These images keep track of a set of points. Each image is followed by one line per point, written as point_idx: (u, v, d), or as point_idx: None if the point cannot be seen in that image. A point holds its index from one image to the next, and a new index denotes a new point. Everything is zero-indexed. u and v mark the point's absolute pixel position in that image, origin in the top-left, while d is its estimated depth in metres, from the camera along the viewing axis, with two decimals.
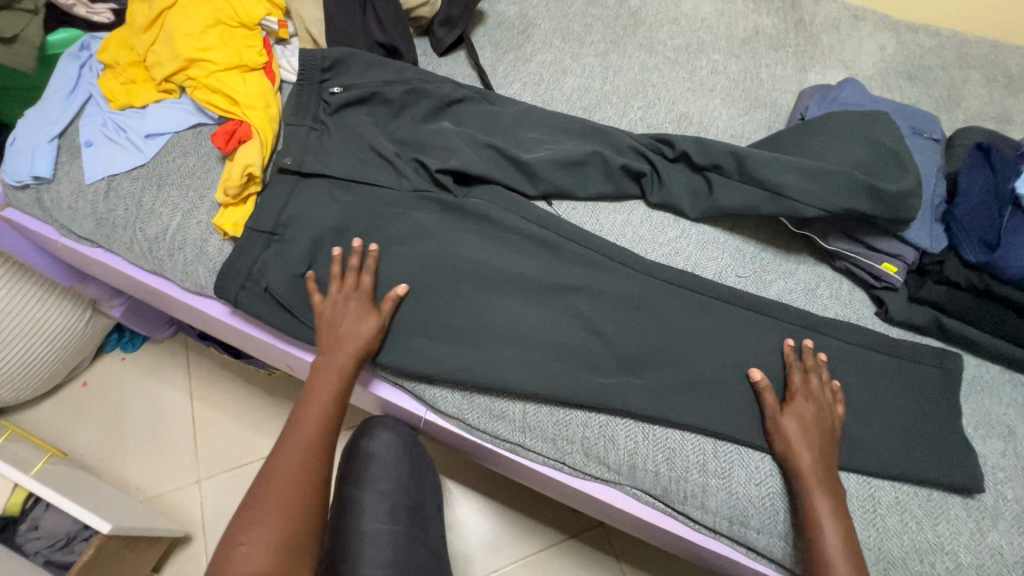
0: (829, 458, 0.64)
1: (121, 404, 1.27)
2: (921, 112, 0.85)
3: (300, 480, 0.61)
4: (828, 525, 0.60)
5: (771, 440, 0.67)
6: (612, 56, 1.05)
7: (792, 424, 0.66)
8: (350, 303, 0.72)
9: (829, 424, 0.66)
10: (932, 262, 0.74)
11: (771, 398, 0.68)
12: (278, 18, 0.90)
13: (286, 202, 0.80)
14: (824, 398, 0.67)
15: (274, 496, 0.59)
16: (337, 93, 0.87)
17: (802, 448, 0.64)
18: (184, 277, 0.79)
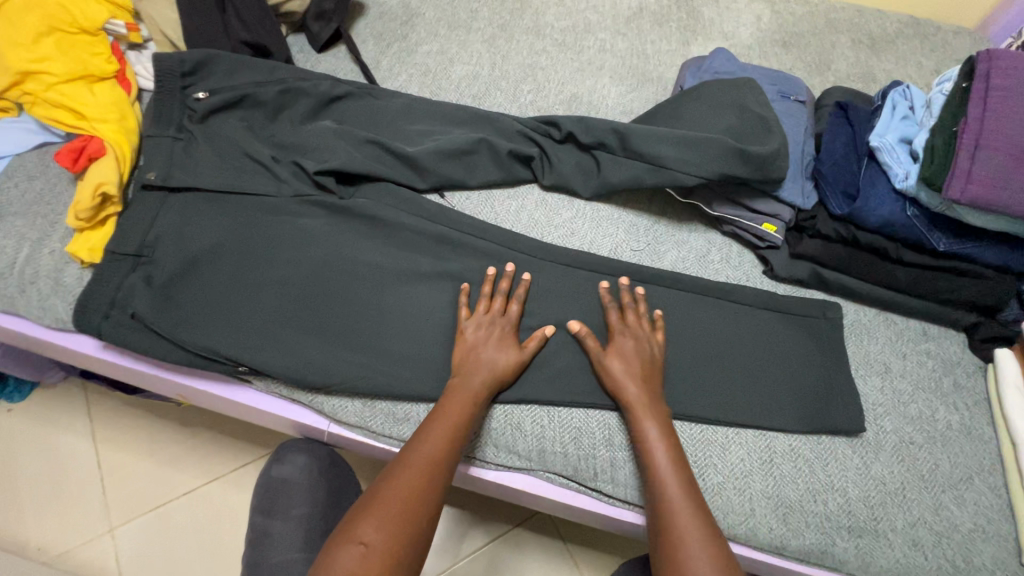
0: (655, 391, 0.67)
1: (12, 459, 1.15)
2: (788, 76, 0.88)
3: (419, 482, 0.60)
4: (663, 450, 0.63)
5: (601, 381, 0.69)
6: (500, 42, 1.04)
7: (615, 362, 0.68)
8: (496, 327, 0.71)
9: (646, 360, 0.69)
10: (807, 218, 0.78)
11: (592, 343, 0.70)
12: (125, 21, 0.83)
13: (152, 218, 0.74)
14: (638, 334, 0.71)
15: (393, 500, 0.58)
16: (201, 99, 0.80)
17: (632, 384, 0.67)
18: (40, 313, 0.71)
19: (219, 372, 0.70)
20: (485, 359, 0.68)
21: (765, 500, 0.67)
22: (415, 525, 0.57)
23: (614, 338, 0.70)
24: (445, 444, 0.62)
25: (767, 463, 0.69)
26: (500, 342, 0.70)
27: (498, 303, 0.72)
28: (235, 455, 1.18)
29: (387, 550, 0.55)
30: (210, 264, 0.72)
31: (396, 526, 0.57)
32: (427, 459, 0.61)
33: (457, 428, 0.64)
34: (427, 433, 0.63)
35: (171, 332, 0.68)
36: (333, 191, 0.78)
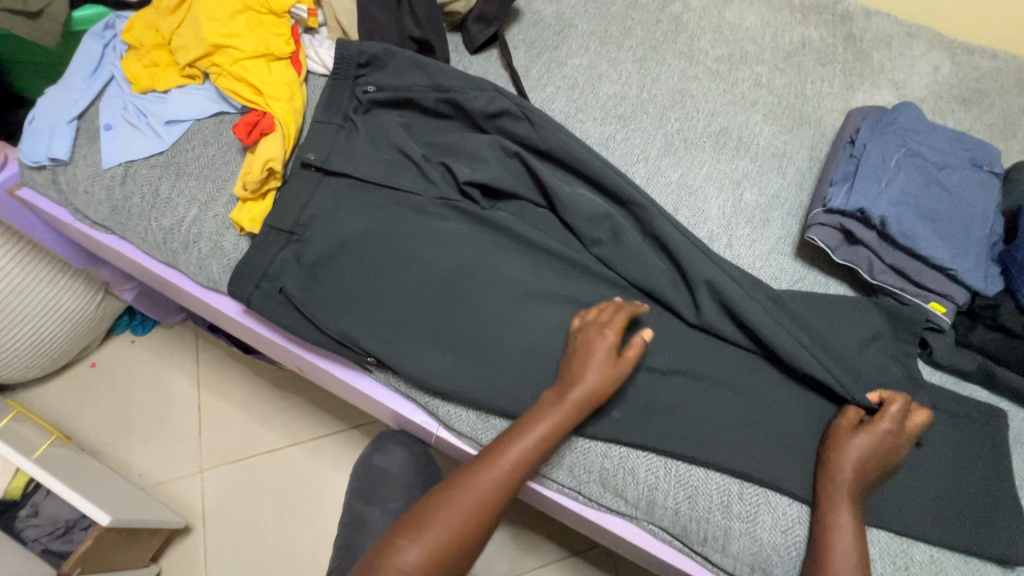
0: (875, 472, 0.62)
1: (128, 387, 1.26)
2: (982, 143, 0.79)
3: (479, 494, 0.58)
4: (846, 520, 0.59)
5: (824, 449, 0.64)
6: (651, 63, 1.01)
7: (859, 435, 0.62)
8: (600, 338, 0.65)
9: (892, 460, 0.62)
10: (985, 305, 0.70)
11: (845, 426, 0.64)
12: (308, 6, 0.88)
13: (305, 199, 0.77)
14: (911, 438, 0.63)
15: (451, 504, 0.58)
16: (371, 93, 0.83)
17: (852, 466, 0.61)
18: (197, 271, 0.76)
19: (347, 358, 0.72)
20: (585, 372, 0.63)
21: None
22: (463, 540, 0.57)
23: (875, 433, 0.62)
24: (522, 459, 0.60)
25: (901, 570, 0.62)
26: (602, 353, 0.64)
27: (610, 310, 0.67)
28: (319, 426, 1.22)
29: (446, 555, 0.56)
30: (354, 252, 0.74)
31: (459, 532, 0.57)
32: (500, 472, 0.59)
33: (540, 441, 0.61)
34: (506, 444, 0.61)
35: (312, 313, 0.70)
36: (476, 201, 0.78)
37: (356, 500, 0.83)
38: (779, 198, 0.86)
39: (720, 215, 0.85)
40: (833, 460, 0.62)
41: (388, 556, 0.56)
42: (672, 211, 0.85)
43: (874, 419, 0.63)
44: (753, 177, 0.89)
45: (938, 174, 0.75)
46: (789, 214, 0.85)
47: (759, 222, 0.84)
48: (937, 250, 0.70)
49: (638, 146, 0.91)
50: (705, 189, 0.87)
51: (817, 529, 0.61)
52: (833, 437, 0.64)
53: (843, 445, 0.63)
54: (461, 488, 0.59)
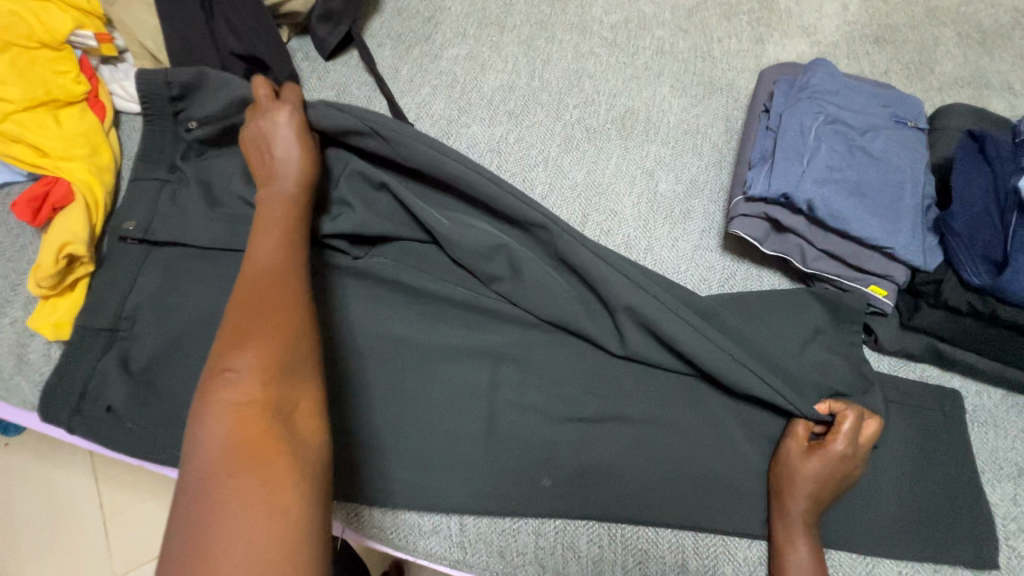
0: (831, 496, 0.56)
1: (9, 499, 1.08)
2: (901, 96, 0.72)
3: (273, 286, 0.46)
4: (804, 557, 0.53)
5: (775, 472, 0.58)
6: (539, 42, 0.88)
7: (813, 460, 0.56)
8: (278, 117, 0.58)
9: (849, 477, 0.56)
10: (926, 282, 0.63)
11: (796, 445, 0.58)
12: (95, 31, 0.69)
13: (127, 281, 0.61)
14: (867, 451, 0.57)
15: (248, 333, 0.42)
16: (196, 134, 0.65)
17: (805, 493, 0.55)
18: (5, 395, 0.60)
19: None
20: (281, 157, 0.56)
21: None
22: (288, 343, 0.43)
23: (831, 452, 0.56)
24: (281, 242, 0.50)
25: None
26: (292, 136, 0.57)
27: (263, 93, 0.59)
28: None
29: (279, 354, 0.42)
30: (201, 342, 0.59)
31: (277, 309, 0.44)
32: (275, 255, 0.49)
33: (280, 226, 0.52)
34: (253, 247, 0.50)
35: (157, 430, 0.56)
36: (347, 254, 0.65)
37: None
38: (698, 184, 0.77)
39: (635, 214, 0.74)
40: (783, 489, 0.56)
41: (206, 432, 0.38)
42: (582, 219, 0.74)
43: (828, 437, 0.56)
44: (667, 162, 0.78)
45: (862, 138, 0.67)
46: (710, 201, 0.76)
47: (679, 215, 0.74)
48: (871, 228, 0.62)
49: (535, 145, 0.79)
50: (616, 186, 0.76)
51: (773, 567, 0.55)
52: (784, 458, 0.57)
53: (795, 470, 0.56)
54: (249, 301, 0.44)
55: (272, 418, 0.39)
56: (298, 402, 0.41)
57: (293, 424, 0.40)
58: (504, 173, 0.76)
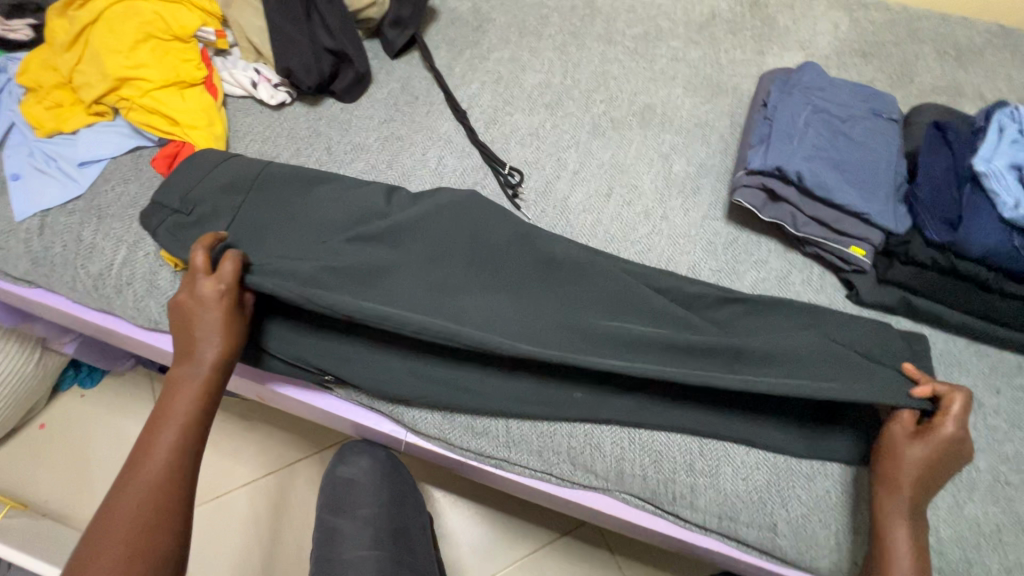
0: (936, 482, 0.60)
1: (86, 443, 1.17)
2: (878, 94, 0.85)
3: (163, 484, 0.56)
4: (901, 529, 0.58)
5: (880, 453, 0.62)
6: (571, 49, 1.03)
7: (918, 448, 0.60)
8: (202, 293, 0.62)
9: (953, 464, 0.60)
10: (898, 244, 0.74)
11: (902, 429, 0.62)
12: (214, 28, 0.85)
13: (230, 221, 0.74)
14: (970, 442, 0.60)
15: (121, 532, 0.53)
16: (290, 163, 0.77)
17: (911, 475, 0.59)
18: (136, 314, 0.74)
19: (305, 379, 0.72)
20: (198, 342, 0.62)
21: (850, 535, 0.65)
22: (153, 549, 0.53)
23: (937, 441, 0.59)
24: (182, 430, 0.59)
25: (854, 497, 0.66)
26: (214, 323, 0.62)
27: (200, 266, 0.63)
28: (284, 453, 1.14)
29: (139, 569, 0.52)
30: None
31: (145, 536, 0.53)
32: (163, 457, 0.58)
33: (179, 417, 0.59)
34: (151, 441, 0.59)
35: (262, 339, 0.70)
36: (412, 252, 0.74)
37: (326, 512, 0.86)
38: (707, 166, 0.90)
39: (652, 189, 0.88)
40: (893, 475, 0.60)
41: None
42: (608, 191, 0.87)
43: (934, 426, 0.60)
44: (680, 149, 0.92)
45: (843, 126, 0.80)
46: (717, 180, 0.89)
47: (690, 190, 0.88)
48: (850, 197, 0.75)
49: (568, 132, 0.93)
50: (636, 166, 0.90)
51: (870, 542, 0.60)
52: (889, 439, 0.62)
53: (901, 454, 0.60)
54: (133, 488, 0.55)
55: None
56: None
57: None
58: (542, 153, 0.90)
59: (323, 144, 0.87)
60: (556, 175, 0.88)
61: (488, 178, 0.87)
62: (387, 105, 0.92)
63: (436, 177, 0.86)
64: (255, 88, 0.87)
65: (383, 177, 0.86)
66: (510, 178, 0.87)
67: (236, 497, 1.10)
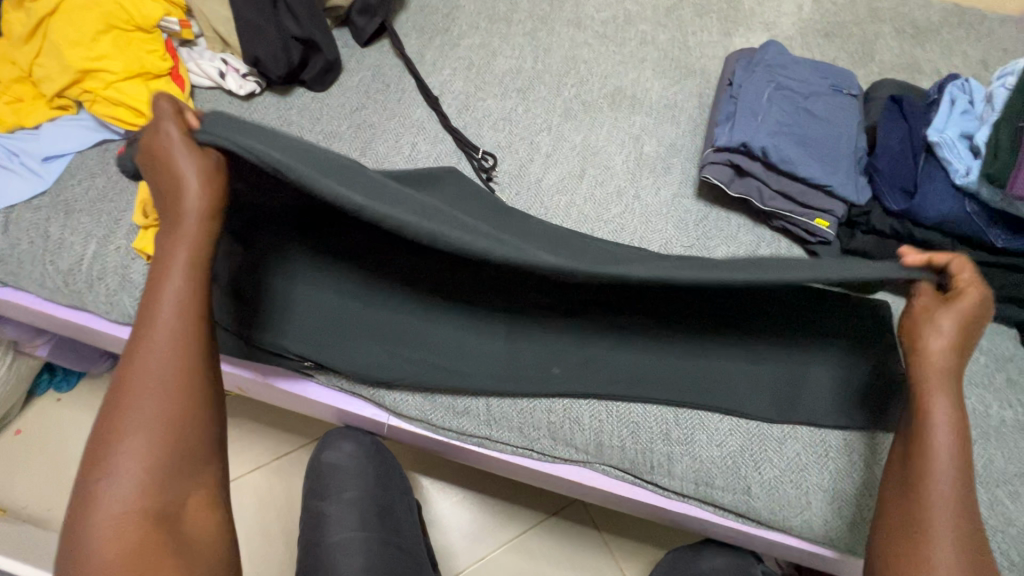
0: (966, 348, 0.55)
1: (63, 447, 1.15)
2: (839, 70, 0.88)
3: (177, 364, 0.51)
4: (939, 406, 0.53)
5: (909, 324, 0.57)
6: (541, 34, 1.04)
7: (948, 317, 0.54)
8: (161, 147, 0.52)
9: (981, 326, 0.55)
10: (859, 214, 0.78)
11: (926, 295, 0.56)
12: (178, 18, 0.84)
13: None
14: (994, 304, 0.55)
15: (146, 414, 0.50)
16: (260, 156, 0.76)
17: (943, 344, 0.54)
18: (109, 308, 0.73)
19: (284, 368, 0.72)
20: (179, 203, 0.52)
21: (820, 494, 0.68)
22: (184, 430, 0.51)
23: (964, 304, 0.54)
24: (181, 302, 0.52)
25: (823, 457, 0.69)
26: (187, 173, 0.52)
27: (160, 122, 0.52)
28: (270, 447, 1.12)
29: (174, 453, 0.50)
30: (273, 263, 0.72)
31: (175, 411, 0.51)
32: (168, 334, 0.52)
33: (179, 285, 0.52)
34: (154, 315, 0.52)
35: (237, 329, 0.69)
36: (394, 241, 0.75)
37: (312, 499, 0.87)
38: (677, 146, 0.92)
39: (624, 169, 0.89)
40: (925, 346, 0.55)
41: (102, 508, 0.48)
42: (581, 172, 0.88)
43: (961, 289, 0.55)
44: (651, 130, 0.94)
45: (806, 102, 0.82)
46: (687, 160, 0.91)
47: (661, 169, 0.89)
48: (813, 170, 0.77)
49: (540, 116, 0.94)
50: (608, 148, 0.91)
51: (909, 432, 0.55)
52: (915, 309, 0.57)
53: (930, 321, 0.55)
54: (144, 372, 0.51)
55: (163, 507, 0.49)
56: (191, 498, 0.51)
57: (181, 523, 0.50)
58: (515, 137, 0.91)
59: (294, 133, 0.87)
60: (530, 159, 0.89)
61: (463, 163, 0.88)
62: (358, 93, 0.92)
63: (411, 163, 0.87)
64: (224, 78, 0.86)
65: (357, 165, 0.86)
66: (484, 163, 0.88)
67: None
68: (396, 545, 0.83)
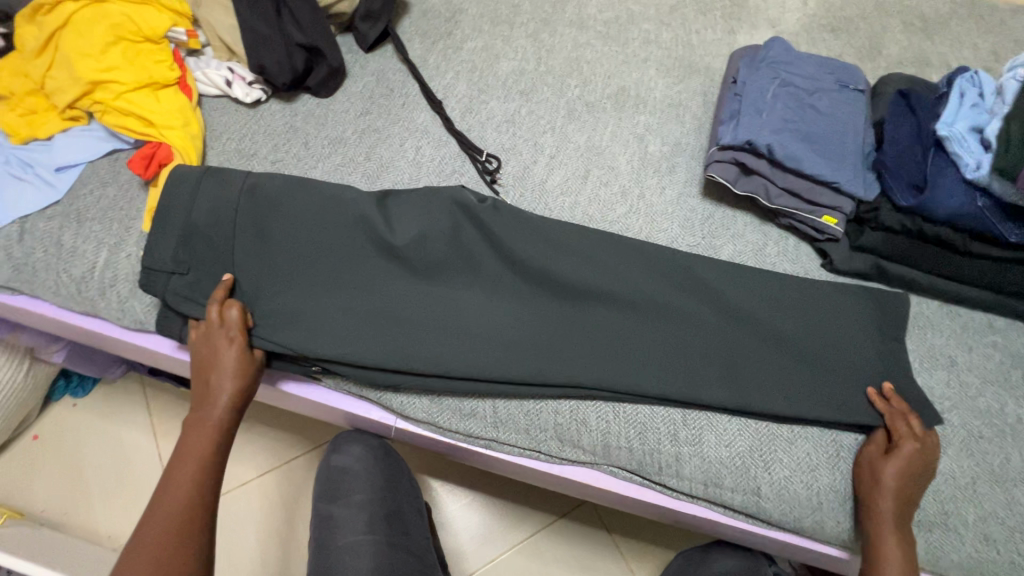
0: (915, 501, 0.63)
1: (79, 452, 1.17)
2: (846, 65, 0.87)
3: (188, 514, 0.61)
4: (890, 546, 0.61)
5: (859, 475, 0.66)
6: (544, 36, 1.04)
7: (892, 467, 0.63)
8: (213, 340, 0.67)
9: (926, 472, 0.63)
10: (867, 210, 0.76)
11: (873, 447, 0.66)
12: (185, 28, 0.86)
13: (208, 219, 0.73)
14: (934, 460, 0.64)
15: (150, 557, 0.58)
16: (264, 176, 0.77)
17: (890, 495, 0.62)
18: (121, 315, 0.74)
19: (293, 371, 0.73)
20: (213, 376, 0.67)
21: (831, 494, 0.67)
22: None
23: (900, 450, 0.64)
24: (203, 467, 0.65)
25: (834, 457, 0.68)
26: (230, 366, 0.67)
27: (213, 312, 0.68)
28: (280, 451, 1.13)
29: None
30: (280, 269, 0.73)
31: (178, 552, 0.59)
32: (189, 484, 0.63)
33: (202, 450, 0.65)
34: (184, 453, 0.65)
35: None
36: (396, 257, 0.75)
37: (322, 502, 0.88)
38: (682, 144, 0.92)
39: (628, 169, 0.89)
40: (872, 497, 0.63)
41: None
42: (585, 173, 0.88)
43: (899, 441, 0.65)
44: (655, 129, 0.93)
45: (811, 99, 0.82)
46: (692, 158, 0.90)
47: (666, 169, 0.89)
48: (820, 167, 0.76)
49: (544, 117, 0.94)
50: (612, 148, 0.91)
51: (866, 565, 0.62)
52: (863, 459, 0.66)
53: (875, 470, 0.64)
54: (160, 517, 0.61)
55: None
56: None
57: None
58: (518, 138, 0.91)
59: (300, 139, 0.88)
60: (534, 160, 0.89)
61: (467, 165, 0.88)
62: (363, 98, 0.93)
63: (415, 167, 0.87)
64: (230, 87, 0.87)
65: (362, 169, 0.86)
66: (488, 165, 0.88)
67: (233, 497, 1.08)
68: (405, 548, 0.83)
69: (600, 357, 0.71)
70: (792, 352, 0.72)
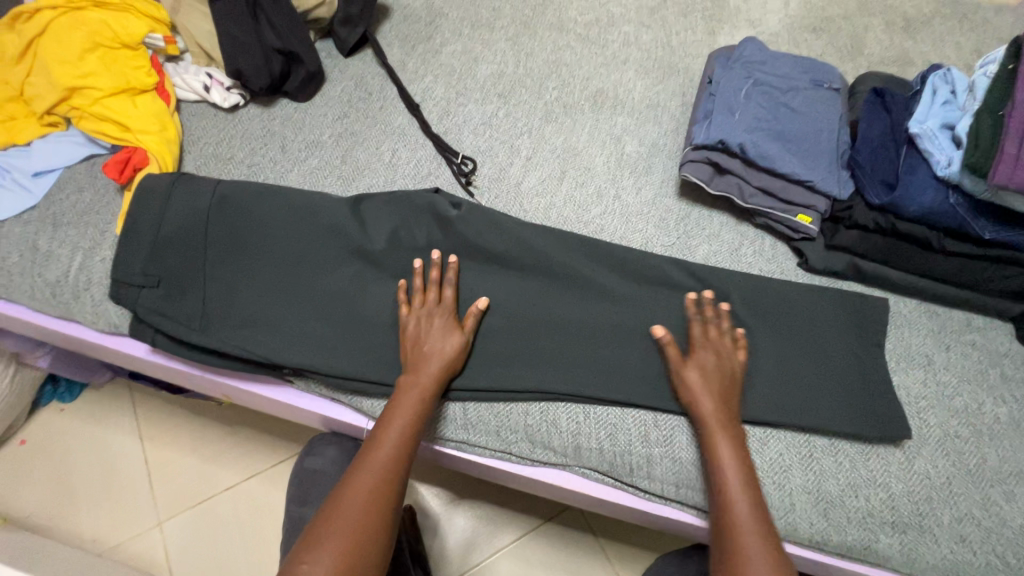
0: (731, 407, 0.65)
1: (65, 456, 1.17)
2: (821, 64, 0.86)
3: (390, 471, 0.61)
4: (726, 449, 0.62)
5: (676, 391, 0.68)
6: (524, 39, 1.04)
7: (694, 373, 0.66)
8: (434, 319, 0.69)
9: (728, 372, 0.67)
10: (842, 209, 0.76)
11: (674, 351, 0.68)
12: (163, 34, 0.86)
13: (180, 223, 0.74)
14: (736, 363, 0.68)
15: (345, 512, 0.57)
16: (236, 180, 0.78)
17: (705, 400, 0.65)
18: (95, 318, 0.74)
19: (263, 373, 0.73)
20: (430, 350, 0.67)
21: (804, 496, 0.66)
22: (370, 534, 0.57)
23: (695, 351, 0.68)
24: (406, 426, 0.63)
25: (806, 458, 0.68)
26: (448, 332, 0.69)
27: (433, 292, 0.71)
28: (268, 454, 1.16)
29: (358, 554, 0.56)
30: (252, 271, 0.74)
31: (375, 507, 0.58)
32: (394, 442, 0.62)
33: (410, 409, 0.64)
34: (392, 410, 0.64)
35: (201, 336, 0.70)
36: (370, 257, 0.75)
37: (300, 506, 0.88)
38: (658, 145, 0.92)
39: (605, 170, 0.89)
40: (692, 403, 0.65)
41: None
42: (561, 174, 0.88)
43: (695, 350, 0.68)
44: (632, 130, 0.93)
45: (785, 98, 0.81)
46: (668, 159, 0.90)
47: (642, 169, 0.89)
48: (793, 165, 0.76)
49: (521, 119, 0.94)
50: (589, 149, 0.91)
51: (710, 482, 0.62)
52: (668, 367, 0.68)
53: (680, 376, 0.67)
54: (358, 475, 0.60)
55: None
56: None
57: None
58: (495, 141, 0.91)
59: (276, 143, 0.88)
60: (509, 163, 0.89)
61: (443, 168, 0.88)
62: (340, 102, 0.93)
63: (391, 170, 0.88)
64: (207, 92, 0.88)
65: (337, 173, 0.87)
66: (463, 167, 0.88)
67: (222, 498, 1.12)
68: None
69: (571, 357, 0.71)
70: (762, 353, 0.72)
